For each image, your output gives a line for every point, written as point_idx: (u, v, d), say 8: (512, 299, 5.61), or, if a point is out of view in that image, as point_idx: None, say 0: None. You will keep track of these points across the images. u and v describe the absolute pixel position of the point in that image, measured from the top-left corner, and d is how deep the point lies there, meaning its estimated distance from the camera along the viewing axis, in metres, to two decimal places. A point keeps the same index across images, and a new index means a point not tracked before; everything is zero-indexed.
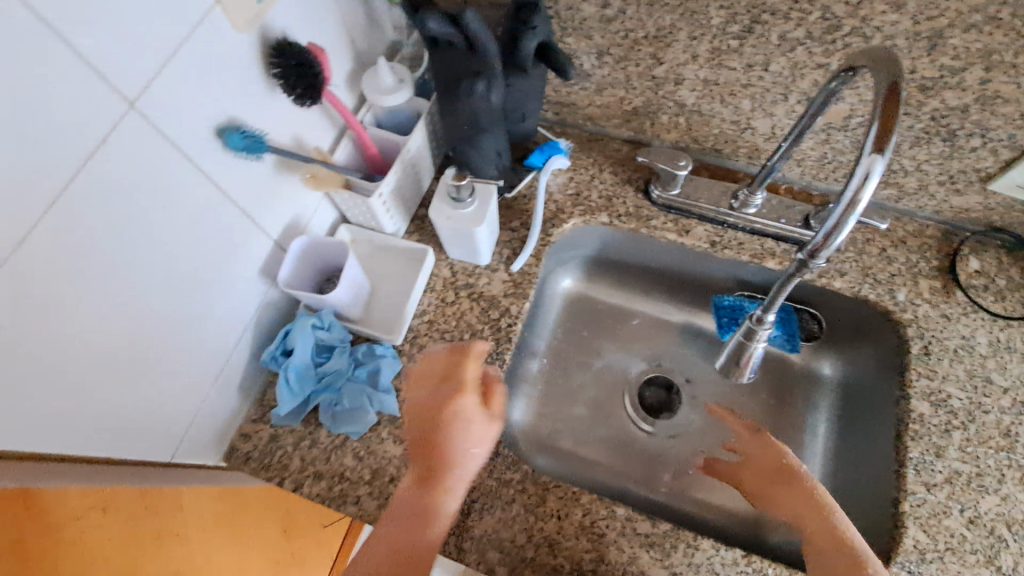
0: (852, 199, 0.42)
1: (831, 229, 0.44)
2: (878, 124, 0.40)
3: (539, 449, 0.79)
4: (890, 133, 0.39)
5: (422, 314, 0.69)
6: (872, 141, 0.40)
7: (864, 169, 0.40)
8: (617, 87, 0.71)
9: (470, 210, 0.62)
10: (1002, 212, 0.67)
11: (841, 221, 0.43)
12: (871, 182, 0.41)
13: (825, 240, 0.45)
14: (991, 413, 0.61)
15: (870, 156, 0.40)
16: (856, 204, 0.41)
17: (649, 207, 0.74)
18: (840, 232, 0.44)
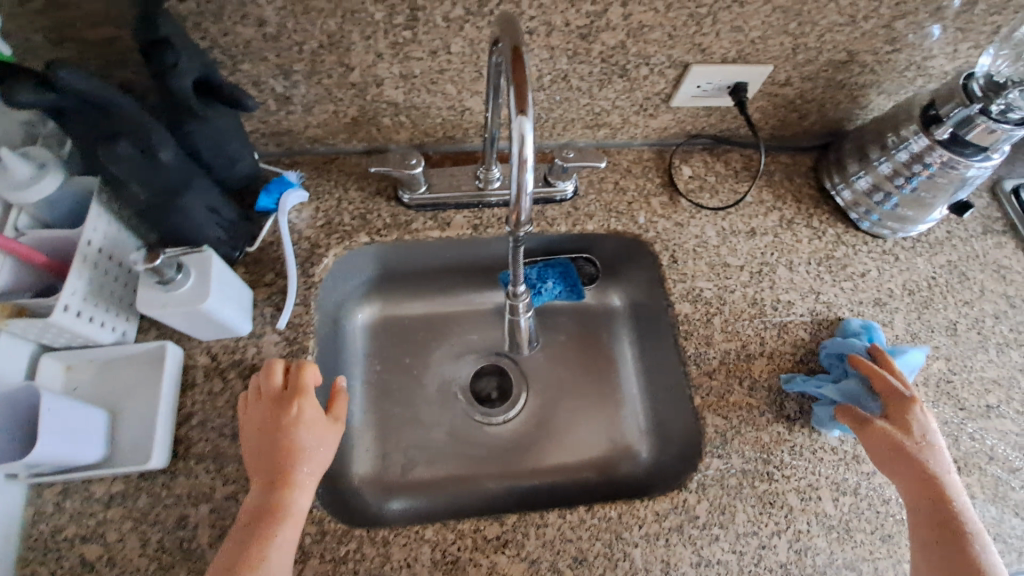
0: (520, 160, 0.41)
1: (518, 192, 0.43)
2: (513, 84, 0.40)
3: (391, 491, 0.74)
4: (526, 91, 0.39)
5: (189, 416, 0.59)
6: (516, 101, 0.40)
7: (519, 132, 0.40)
8: (323, 103, 0.66)
9: (187, 286, 0.53)
10: (691, 122, 0.78)
11: (523, 182, 0.43)
12: (529, 141, 0.40)
13: (520, 202, 0.44)
14: (735, 291, 0.72)
15: (519, 118, 0.40)
16: (525, 164, 0.41)
17: (406, 213, 0.72)
18: (527, 193, 0.43)
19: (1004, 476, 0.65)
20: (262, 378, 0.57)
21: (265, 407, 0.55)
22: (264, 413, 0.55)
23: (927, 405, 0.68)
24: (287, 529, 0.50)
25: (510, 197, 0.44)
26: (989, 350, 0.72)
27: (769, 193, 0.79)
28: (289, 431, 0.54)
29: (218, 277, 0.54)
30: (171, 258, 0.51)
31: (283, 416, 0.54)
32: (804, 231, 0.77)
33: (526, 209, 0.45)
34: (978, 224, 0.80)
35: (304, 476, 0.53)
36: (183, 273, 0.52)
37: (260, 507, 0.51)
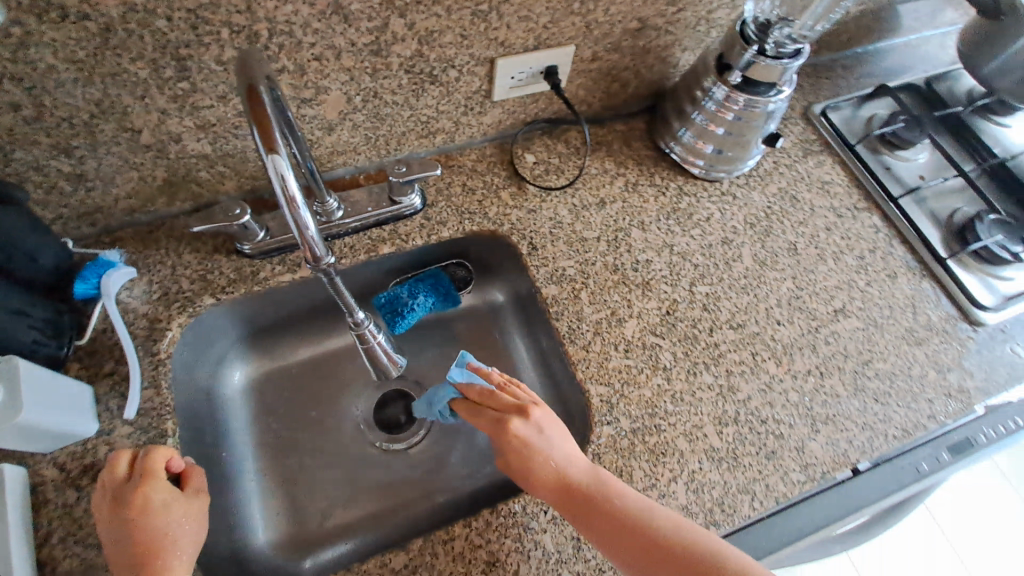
0: (288, 197, 0.41)
1: (299, 228, 0.43)
2: (256, 126, 0.39)
3: (309, 547, 0.71)
4: (269, 130, 0.39)
5: (46, 537, 0.54)
6: (263, 142, 0.40)
7: (276, 170, 0.40)
8: (123, 171, 0.62)
9: None
10: (521, 111, 0.79)
11: (300, 218, 0.42)
12: (290, 177, 0.41)
13: (308, 237, 0.44)
14: (596, 262, 0.74)
15: (271, 156, 0.40)
16: (295, 200, 0.41)
17: (251, 263, 0.69)
18: (308, 226, 0.43)
19: (860, 369, 0.71)
20: (104, 474, 0.54)
21: (109, 506, 0.52)
22: (111, 510, 0.52)
23: (783, 324, 0.73)
24: None
25: (294, 235, 0.44)
26: (827, 260, 0.79)
27: (611, 162, 0.83)
28: (140, 521, 0.52)
29: (28, 386, 0.50)
30: None
31: (128, 508, 0.52)
32: (648, 190, 0.81)
33: (319, 242, 0.45)
34: (798, 149, 0.88)
35: (174, 559, 0.52)
36: None
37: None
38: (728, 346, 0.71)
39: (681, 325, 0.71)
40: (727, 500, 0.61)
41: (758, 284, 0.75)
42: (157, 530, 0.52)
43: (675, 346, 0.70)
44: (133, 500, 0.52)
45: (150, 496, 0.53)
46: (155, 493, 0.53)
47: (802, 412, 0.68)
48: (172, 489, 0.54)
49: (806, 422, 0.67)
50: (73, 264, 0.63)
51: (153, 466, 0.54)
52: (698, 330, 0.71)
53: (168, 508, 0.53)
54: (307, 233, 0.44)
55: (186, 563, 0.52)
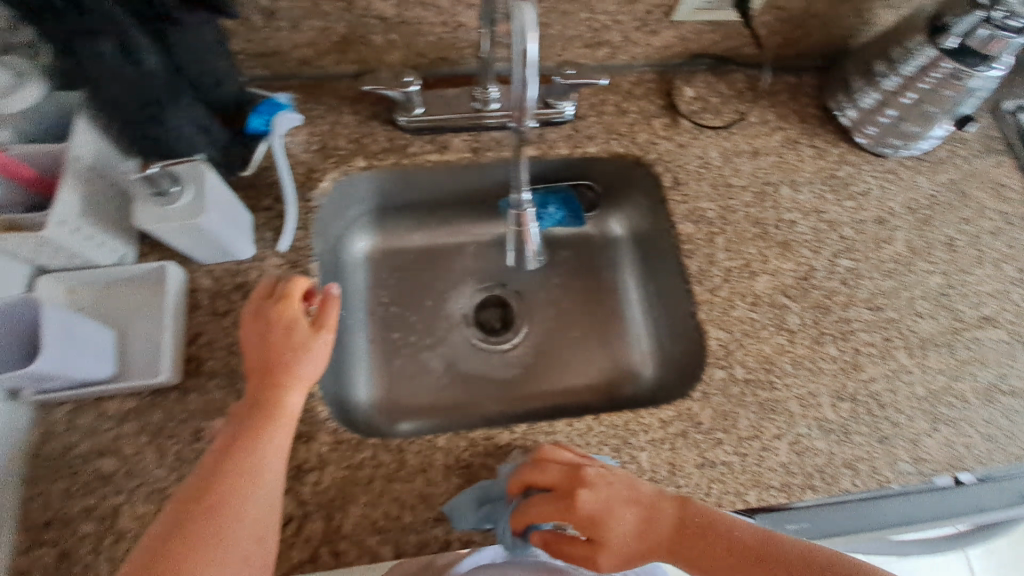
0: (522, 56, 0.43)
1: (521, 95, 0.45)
2: None
3: (399, 415, 0.75)
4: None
5: (197, 336, 0.59)
6: None
7: (519, 24, 0.42)
8: (311, 19, 0.63)
9: (182, 199, 0.53)
10: (694, 40, 0.75)
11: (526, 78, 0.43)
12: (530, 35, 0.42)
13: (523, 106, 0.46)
14: (739, 211, 0.72)
15: (519, 10, 0.42)
16: (529, 61, 0.42)
17: (403, 136, 0.70)
18: (530, 89, 0.44)
19: (996, 381, 0.67)
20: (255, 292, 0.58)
21: (251, 318, 0.56)
22: (253, 320, 0.56)
23: (923, 317, 0.69)
24: (278, 432, 0.50)
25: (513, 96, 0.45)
26: (985, 264, 0.73)
27: (772, 114, 0.78)
28: (274, 334, 0.55)
29: (212, 192, 0.54)
30: (164, 168, 0.52)
31: (268, 321, 0.55)
32: (806, 151, 0.77)
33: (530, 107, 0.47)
34: (979, 143, 0.80)
35: (294, 378, 0.53)
36: (178, 186, 0.53)
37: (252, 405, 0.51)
38: (860, 325, 0.67)
39: (813, 293, 0.69)
40: (828, 470, 0.60)
41: (906, 271, 0.71)
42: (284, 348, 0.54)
43: (804, 311, 0.68)
44: (273, 316, 0.55)
45: (283, 316, 0.55)
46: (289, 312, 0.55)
47: (925, 408, 0.65)
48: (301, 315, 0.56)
49: (926, 419, 0.64)
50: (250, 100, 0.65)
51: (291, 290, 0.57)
52: (830, 302, 0.69)
53: (296, 330, 0.55)
54: (525, 96, 0.45)
55: (305, 384, 0.54)
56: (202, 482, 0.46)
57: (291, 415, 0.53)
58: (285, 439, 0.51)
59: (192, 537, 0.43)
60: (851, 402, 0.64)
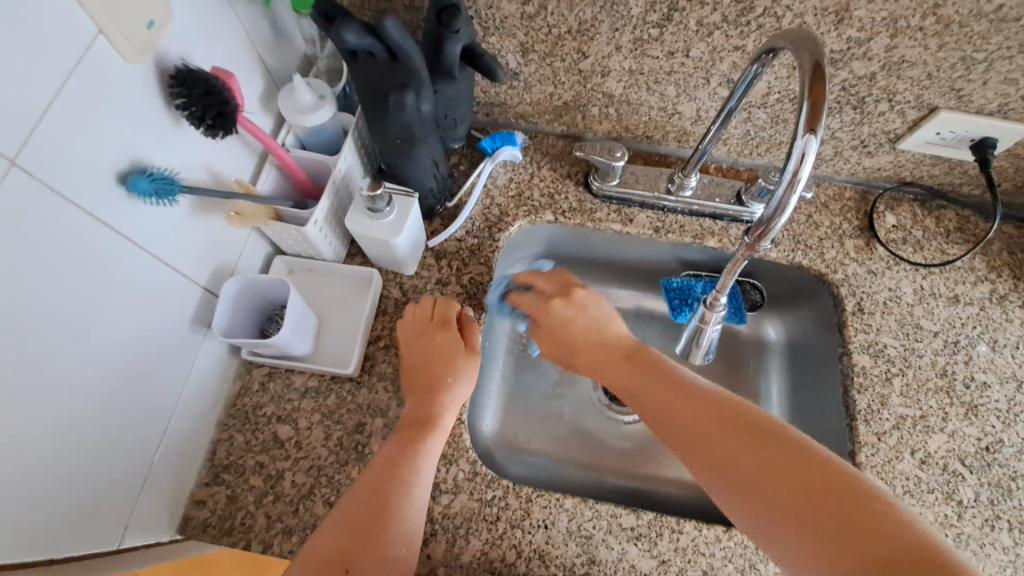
0: (793, 176, 0.42)
1: (773, 213, 0.44)
2: (808, 103, 0.41)
3: (515, 456, 0.77)
4: (821, 111, 0.40)
5: (377, 339, 0.65)
6: (806, 120, 0.41)
7: (802, 148, 0.41)
8: (545, 83, 0.70)
9: (389, 219, 0.58)
10: (910, 169, 0.72)
11: (784, 200, 0.43)
12: (809, 159, 0.41)
13: (769, 225, 0.46)
14: (924, 356, 0.66)
15: (806, 136, 0.41)
16: (797, 182, 0.42)
17: (591, 200, 0.74)
18: (784, 211, 0.44)
19: None
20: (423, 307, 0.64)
21: (417, 332, 0.62)
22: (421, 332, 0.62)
23: None
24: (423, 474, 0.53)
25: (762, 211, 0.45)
26: None
27: (983, 262, 0.72)
28: (439, 354, 0.61)
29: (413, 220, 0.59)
30: (386, 192, 0.57)
31: (435, 340, 0.61)
32: (1016, 310, 0.69)
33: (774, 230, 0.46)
34: None
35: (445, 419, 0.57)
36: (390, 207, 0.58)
37: (414, 419, 0.57)
38: None
39: (997, 470, 0.62)
40: None
41: None
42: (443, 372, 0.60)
43: (981, 486, 0.61)
44: (445, 342, 0.61)
45: (444, 340, 0.61)
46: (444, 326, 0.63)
47: None
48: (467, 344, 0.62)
49: None
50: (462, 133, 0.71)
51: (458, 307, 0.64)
52: (1016, 486, 0.61)
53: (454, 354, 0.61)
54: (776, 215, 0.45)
55: (458, 406, 0.60)
56: (362, 498, 0.50)
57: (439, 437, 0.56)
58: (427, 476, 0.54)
59: (354, 532, 0.47)
60: None
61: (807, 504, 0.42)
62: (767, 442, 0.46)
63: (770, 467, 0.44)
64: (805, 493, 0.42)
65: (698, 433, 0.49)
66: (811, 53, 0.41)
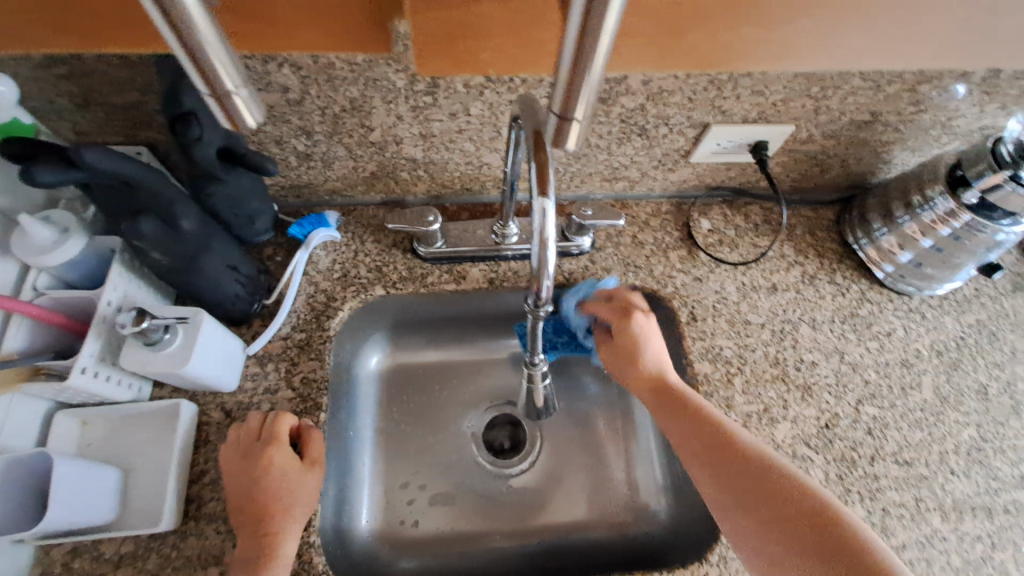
0: (541, 237, 0.41)
1: (541, 265, 0.43)
2: (536, 166, 0.39)
3: (400, 546, 0.73)
4: (547, 174, 0.39)
5: (201, 475, 0.57)
6: (538, 183, 0.39)
7: (541, 210, 0.39)
8: (342, 159, 0.67)
9: (172, 347, 0.52)
10: (710, 176, 0.77)
11: (544, 259, 0.42)
12: (551, 218, 0.40)
13: (541, 275, 0.44)
14: (756, 350, 0.70)
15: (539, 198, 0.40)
16: (548, 242, 0.41)
17: (422, 265, 0.72)
18: (548, 269, 0.43)
19: None
20: (239, 430, 0.56)
21: (238, 461, 0.55)
22: (241, 459, 0.54)
23: (958, 475, 0.65)
24: None
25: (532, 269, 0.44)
26: (1021, 415, 0.69)
27: (790, 247, 0.78)
28: (264, 480, 0.53)
29: (202, 342, 0.53)
30: (158, 321, 0.51)
31: (257, 465, 0.54)
32: (826, 287, 0.75)
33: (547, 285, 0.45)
34: (1008, 281, 0.78)
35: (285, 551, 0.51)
36: (170, 333, 0.52)
37: (245, 560, 0.50)
38: (889, 482, 0.63)
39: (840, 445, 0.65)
40: None
41: (935, 422, 0.67)
42: (275, 497, 0.53)
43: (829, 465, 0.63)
44: (272, 464, 0.54)
45: (268, 462, 0.54)
46: (267, 443, 0.55)
47: None
48: (292, 455, 0.55)
49: None
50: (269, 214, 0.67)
51: (284, 419, 0.57)
52: (858, 455, 0.65)
53: (286, 472, 0.54)
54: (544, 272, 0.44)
55: (298, 529, 0.53)
56: None
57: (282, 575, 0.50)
58: None
59: None
60: None
61: (804, 527, 0.50)
62: (833, 541, 0.49)
63: (831, 548, 0.48)
64: (793, 510, 0.51)
65: (737, 483, 0.54)
66: (533, 120, 0.40)
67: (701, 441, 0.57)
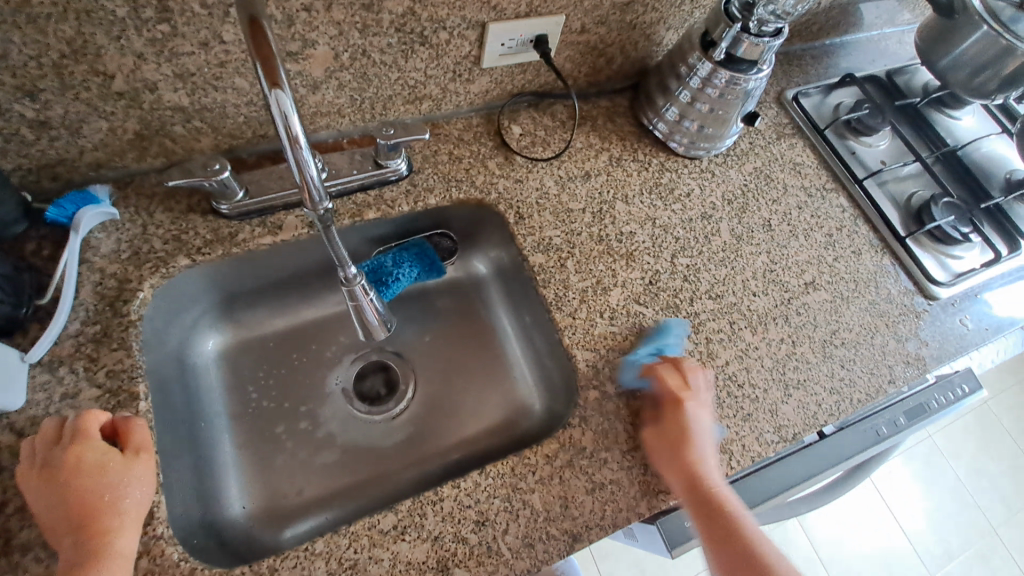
0: (290, 136, 0.39)
1: (300, 170, 0.41)
2: (258, 59, 0.38)
3: (287, 518, 0.69)
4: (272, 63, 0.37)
5: (0, 506, 0.49)
6: (265, 75, 0.37)
7: (279, 108, 0.38)
8: (91, 120, 0.58)
9: None
10: (509, 82, 0.79)
11: (301, 160, 0.41)
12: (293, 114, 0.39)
13: (307, 179, 0.42)
14: (582, 233, 0.75)
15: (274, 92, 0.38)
16: (297, 139, 0.39)
17: (228, 224, 0.66)
18: (309, 169, 0.41)
19: (828, 339, 0.75)
20: (37, 441, 0.50)
21: (38, 472, 0.48)
22: (42, 470, 0.48)
23: (759, 295, 0.76)
24: None
25: (295, 175, 0.42)
26: (799, 237, 0.82)
27: (596, 136, 0.83)
28: (74, 483, 0.48)
29: None
30: None
31: (60, 469, 0.48)
32: (631, 165, 0.82)
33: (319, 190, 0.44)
34: (772, 131, 0.92)
35: (117, 545, 0.46)
36: None
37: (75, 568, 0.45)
38: (707, 315, 0.72)
39: (664, 295, 0.72)
40: None
41: (736, 257, 0.78)
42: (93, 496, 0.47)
43: (658, 315, 0.71)
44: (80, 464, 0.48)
45: (76, 464, 0.48)
46: (72, 445, 0.49)
47: (777, 377, 0.70)
48: (108, 448, 0.50)
49: (781, 388, 0.69)
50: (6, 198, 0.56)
51: (91, 417, 0.51)
52: (680, 300, 0.73)
53: (100, 468, 0.49)
54: (307, 174, 0.42)
55: (134, 522, 0.48)
56: None
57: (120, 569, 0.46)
58: None
59: None
60: (715, 390, 0.67)
61: None
62: None
63: None
64: None
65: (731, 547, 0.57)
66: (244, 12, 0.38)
67: (680, 485, 0.58)
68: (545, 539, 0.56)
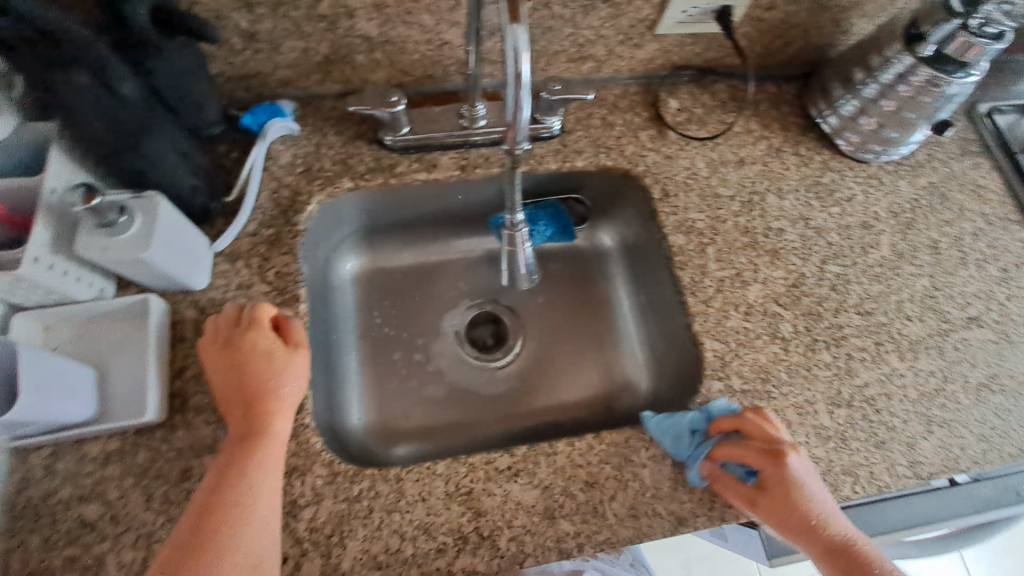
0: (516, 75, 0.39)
1: (515, 111, 0.41)
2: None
3: (394, 438, 0.74)
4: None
5: (182, 370, 0.56)
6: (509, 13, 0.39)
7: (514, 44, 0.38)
8: (292, 39, 0.63)
9: (129, 231, 0.50)
10: (677, 53, 0.76)
11: (518, 100, 0.41)
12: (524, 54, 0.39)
13: (517, 121, 0.43)
14: (727, 222, 0.72)
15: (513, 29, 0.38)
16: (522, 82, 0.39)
17: (389, 156, 0.69)
18: (523, 110, 0.41)
19: (985, 382, 0.68)
20: (219, 321, 0.56)
21: (219, 348, 0.54)
22: (223, 347, 0.54)
23: (913, 320, 0.70)
24: (263, 492, 0.48)
25: (507, 115, 0.43)
26: (969, 266, 0.74)
27: (757, 123, 0.79)
28: (248, 363, 0.53)
29: (161, 225, 0.51)
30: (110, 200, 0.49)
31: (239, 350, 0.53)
32: (790, 159, 0.77)
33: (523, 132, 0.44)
34: (956, 146, 0.82)
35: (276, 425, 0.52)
36: (126, 216, 0.50)
37: (240, 438, 0.51)
38: (851, 330, 0.68)
39: (806, 301, 0.68)
40: (828, 478, 0.60)
41: (892, 275, 0.72)
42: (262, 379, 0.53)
43: (797, 319, 0.67)
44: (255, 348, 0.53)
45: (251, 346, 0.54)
46: (248, 330, 0.54)
47: (919, 410, 0.65)
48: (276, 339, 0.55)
49: (922, 423, 0.64)
50: (214, 102, 0.62)
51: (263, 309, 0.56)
52: (822, 308, 0.68)
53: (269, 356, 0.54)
54: (519, 115, 0.42)
55: (289, 409, 0.53)
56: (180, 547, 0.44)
57: (276, 447, 0.51)
58: (269, 489, 0.49)
59: None
60: (846, 408, 0.63)
61: None
62: None
63: None
64: None
65: None
66: None
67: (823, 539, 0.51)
68: (650, 514, 0.56)
